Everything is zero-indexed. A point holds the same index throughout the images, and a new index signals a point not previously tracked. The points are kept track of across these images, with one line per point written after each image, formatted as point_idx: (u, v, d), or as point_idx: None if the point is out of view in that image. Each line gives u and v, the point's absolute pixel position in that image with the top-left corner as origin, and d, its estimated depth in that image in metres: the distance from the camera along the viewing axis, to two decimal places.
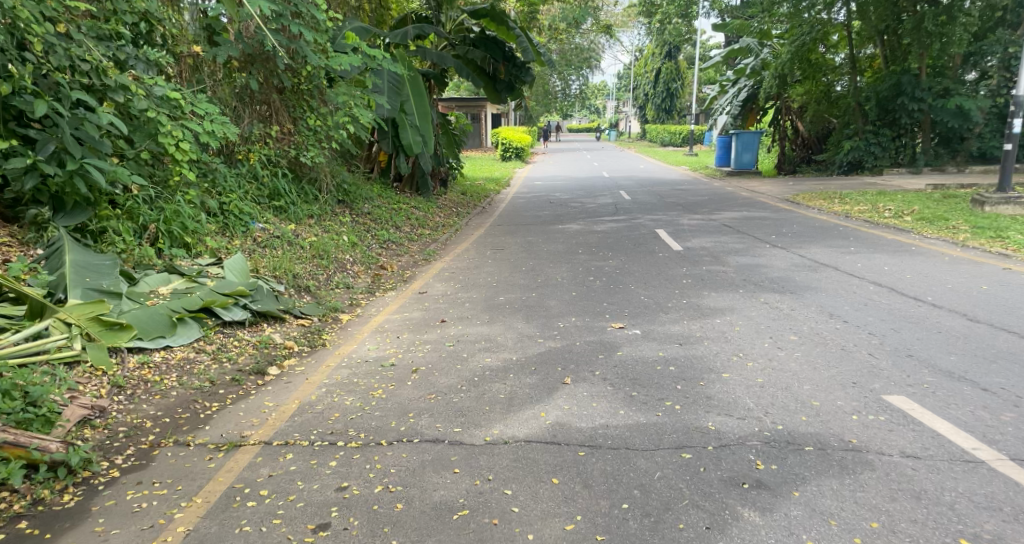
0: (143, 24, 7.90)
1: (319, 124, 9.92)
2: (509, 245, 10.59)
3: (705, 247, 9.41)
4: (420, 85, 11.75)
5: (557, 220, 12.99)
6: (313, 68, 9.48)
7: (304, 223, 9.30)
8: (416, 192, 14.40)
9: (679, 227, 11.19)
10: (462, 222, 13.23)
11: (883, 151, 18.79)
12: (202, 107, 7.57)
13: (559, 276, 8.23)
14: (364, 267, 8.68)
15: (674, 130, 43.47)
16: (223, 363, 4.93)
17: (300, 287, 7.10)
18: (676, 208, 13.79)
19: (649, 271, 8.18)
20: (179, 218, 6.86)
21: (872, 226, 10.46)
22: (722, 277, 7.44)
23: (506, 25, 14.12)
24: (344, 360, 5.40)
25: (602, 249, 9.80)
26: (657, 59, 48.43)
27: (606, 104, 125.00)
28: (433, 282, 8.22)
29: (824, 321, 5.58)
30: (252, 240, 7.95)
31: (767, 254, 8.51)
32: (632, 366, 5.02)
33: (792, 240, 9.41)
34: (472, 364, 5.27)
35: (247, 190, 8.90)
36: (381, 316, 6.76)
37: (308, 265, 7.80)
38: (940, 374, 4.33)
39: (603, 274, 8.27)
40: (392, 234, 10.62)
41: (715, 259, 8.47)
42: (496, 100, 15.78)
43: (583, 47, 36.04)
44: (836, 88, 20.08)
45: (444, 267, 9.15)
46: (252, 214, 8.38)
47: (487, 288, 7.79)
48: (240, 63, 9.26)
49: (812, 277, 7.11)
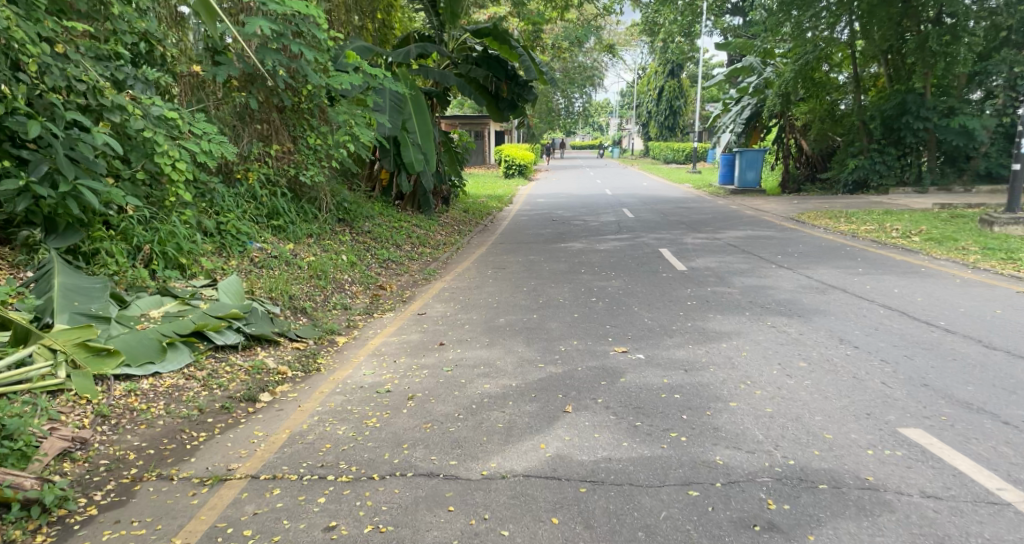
0: (142, 44, 7.96)
1: (319, 143, 9.84)
2: (511, 264, 10.46)
3: (710, 267, 9.27)
4: (422, 103, 11.72)
5: (560, 239, 12.87)
6: (313, 88, 9.41)
7: (303, 242, 9.18)
8: (418, 210, 14.30)
9: (683, 247, 11.05)
10: (463, 241, 13.12)
11: (888, 169, 18.61)
12: (201, 127, 7.44)
13: (561, 296, 8.08)
14: (363, 287, 8.55)
15: (677, 148, 43.47)
16: (214, 390, 4.78)
17: (297, 309, 6.97)
18: (680, 226, 13.67)
19: (652, 291, 8.03)
20: (174, 238, 6.73)
21: (879, 246, 10.31)
22: (727, 299, 7.28)
23: (508, 44, 14.08)
24: (338, 385, 5.25)
25: (605, 269, 9.66)
26: (660, 77, 48.59)
27: (609, 122, 125.44)
28: (433, 303, 8.08)
29: (833, 347, 5.42)
30: (249, 260, 7.84)
31: (773, 275, 8.36)
32: (635, 393, 4.85)
33: (798, 261, 9.27)
34: (470, 391, 5.11)
35: (246, 210, 8.79)
36: (379, 339, 6.61)
37: (305, 286, 7.67)
38: (957, 405, 4.16)
39: (605, 294, 8.12)
40: (392, 254, 10.50)
41: (719, 280, 8.32)
42: (499, 118, 15.72)
43: (587, 65, 36.20)
44: (841, 107, 20.04)
45: (445, 286, 9.02)
46: (250, 233, 8.27)
47: (488, 309, 7.65)
48: (240, 82, 9.18)
49: (820, 300, 6.95)
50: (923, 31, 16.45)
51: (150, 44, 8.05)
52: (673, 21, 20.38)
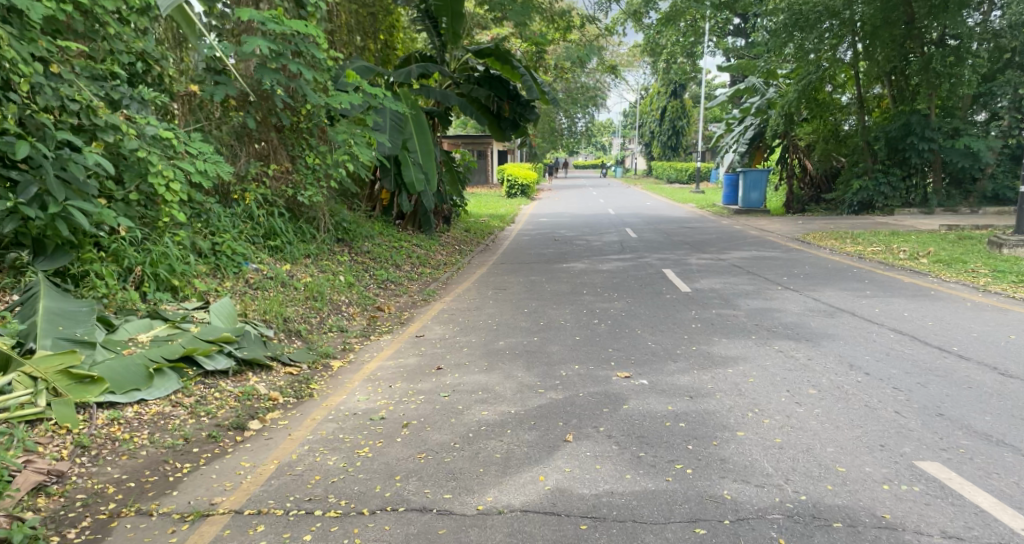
0: (139, 65, 7.89)
1: (318, 162, 9.74)
2: (512, 285, 10.31)
3: (714, 288, 9.10)
4: (423, 123, 11.66)
5: (562, 259, 12.73)
6: (313, 107, 9.32)
7: (300, 263, 9.05)
8: (418, 229, 14.19)
9: (687, 268, 10.90)
10: (464, 261, 12.97)
11: (893, 191, 18.53)
12: (196, 147, 7.35)
13: (562, 318, 7.92)
14: (360, 309, 8.40)
15: (680, 168, 43.45)
16: (200, 418, 4.62)
17: (292, 331, 6.83)
18: (683, 247, 13.53)
19: (655, 314, 7.86)
20: (166, 260, 6.61)
21: (887, 268, 10.14)
22: (732, 322, 7.11)
23: (511, 64, 14.05)
24: (331, 412, 5.08)
25: (608, 290, 9.50)
26: (663, 98, 48.74)
27: (612, 142, 125.92)
28: (432, 325, 7.92)
29: (843, 374, 5.25)
30: (244, 281, 7.70)
31: (778, 297, 8.19)
32: (638, 421, 4.67)
33: (804, 283, 9.11)
34: (467, 418, 4.93)
35: (242, 230, 8.68)
36: (375, 362, 6.46)
37: (300, 308, 7.53)
38: (976, 437, 3.98)
39: (608, 316, 7.95)
40: (392, 274, 10.37)
41: (724, 302, 8.16)
42: (501, 138, 15.66)
43: (589, 86, 36.32)
44: (844, 127, 20.00)
45: (444, 308, 8.87)
46: (246, 254, 8.14)
47: (488, 332, 7.48)
48: (238, 102, 9.09)
49: (828, 324, 6.78)
50: (926, 53, 16.46)
51: (146, 64, 8.01)
52: (675, 41, 20.37)
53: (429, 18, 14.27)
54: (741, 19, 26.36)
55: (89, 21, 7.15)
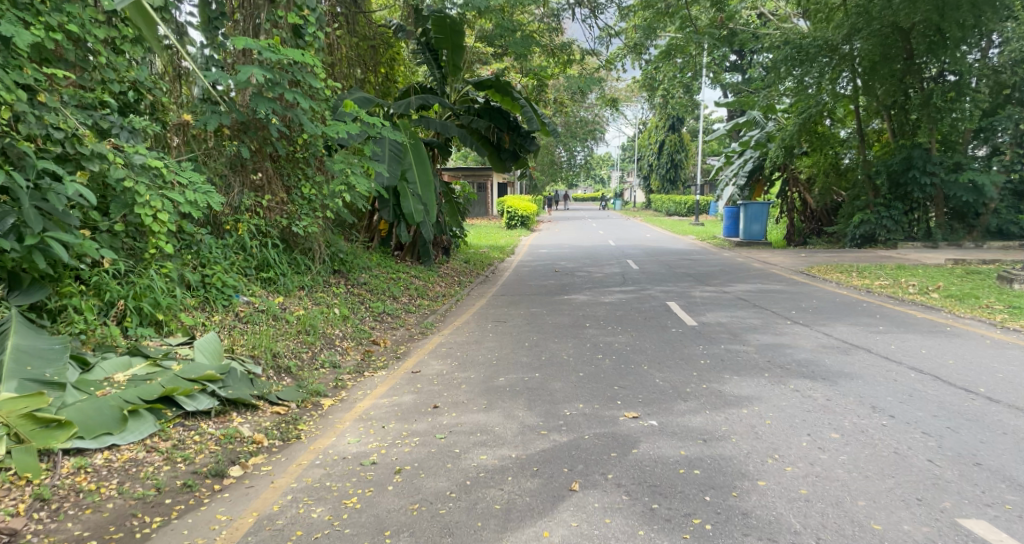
0: (131, 93, 7.69)
1: (314, 193, 9.43)
2: (512, 317, 10.00)
3: (721, 322, 8.81)
4: (422, 153, 11.49)
5: (563, 291, 12.45)
6: (309, 137, 9.11)
7: (294, 296, 8.75)
8: (417, 260, 13.91)
9: (691, 301, 10.61)
10: (463, 292, 12.68)
11: (895, 225, 18.10)
12: (187, 176, 7.06)
13: (565, 353, 7.60)
14: (355, 343, 8.07)
15: (679, 200, 43.36)
16: (176, 464, 4.32)
17: (280, 366, 6.49)
18: (687, 279, 13.27)
19: (662, 349, 7.55)
20: (151, 292, 6.29)
21: (897, 303, 9.85)
22: (742, 359, 6.79)
23: (511, 95, 13.92)
24: (319, 456, 4.74)
25: (610, 323, 9.20)
26: (660, 132, 48.98)
27: (610, 175, 126.57)
28: (429, 360, 7.59)
29: (865, 416, 4.93)
30: (234, 315, 7.39)
31: (789, 332, 7.89)
32: (649, 468, 4.34)
33: (813, 317, 8.82)
34: (464, 463, 4.58)
35: (235, 261, 8.36)
36: (367, 400, 6.11)
37: (290, 342, 7.20)
38: (1021, 491, 3.69)
39: (612, 351, 7.62)
40: (389, 306, 10.05)
41: (732, 337, 7.85)
42: (501, 169, 15.49)
43: (588, 120, 36.47)
44: (844, 161, 19.88)
45: (442, 341, 8.55)
46: (237, 286, 7.83)
47: (486, 368, 7.15)
48: (232, 131, 8.83)
49: (844, 361, 6.47)
50: (925, 89, 16.48)
51: (138, 93, 7.80)
52: (674, 76, 20.35)
53: (429, 50, 14.28)
54: (739, 55, 26.48)
55: (78, 50, 7.01)
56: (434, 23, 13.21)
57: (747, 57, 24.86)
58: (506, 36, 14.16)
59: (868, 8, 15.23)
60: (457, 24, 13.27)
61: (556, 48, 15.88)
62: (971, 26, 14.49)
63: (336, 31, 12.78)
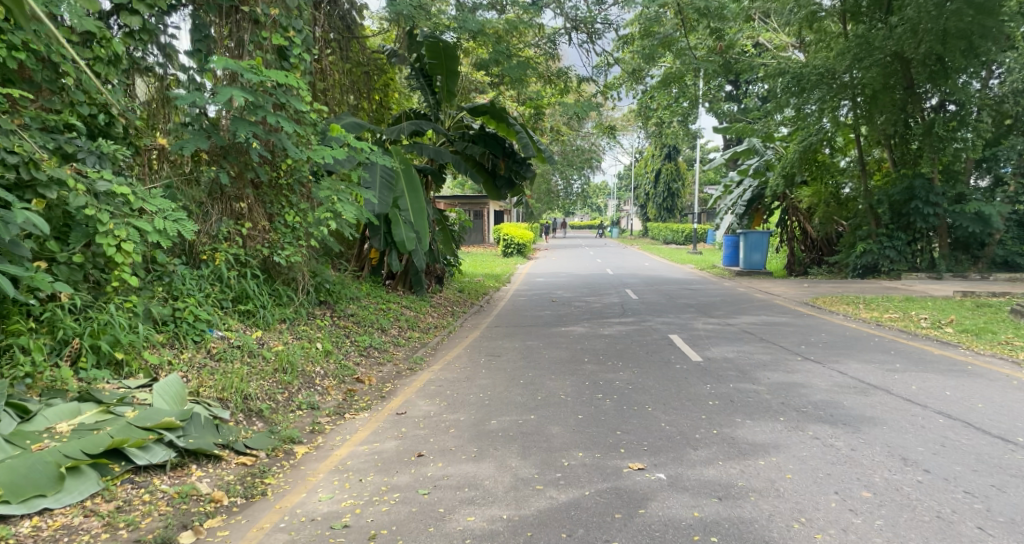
0: (102, 116, 7.22)
1: (298, 221, 8.98)
2: (507, 351, 9.47)
3: (728, 358, 8.29)
4: (415, 180, 11.13)
5: (560, 322, 11.95)
6: (294, 163, 8.69)
7: (274, 330, 8.24)
8: (409, 289, 13.42)
9: (694, 334, 10.10)
10: (456, 323, 12.17)
11: (899, 255, 17.55)
12: (156, 203, 6.56)
13: (562, 392, 7.07)
14: (337, 381, 7.53)
15: (676, 229, 42.98)
16: (117, 532, 3.94)
17: (249, 410, 5.97)
18: (688, 310, 12.79)
19: (667, 387, 7.04)
20: (111, 329, 5.83)
21: (910, 337, 9.36)
22: (753, 400, 6.28)
23: (506, 121, 13.50)
24: (284, 517, 4.26)
25: (610, 358, 8.69)
26: (657, 160, 48.85)
27: (607, 203, 126.77)
28: (416, 400, 7.05)
29: (897, 471, 4.42)
30: (205, 352, 6.91)
31: (801, 370, 7.38)
32: (660, 534, 3.87)
33: (824, 352, 8.31)
34: (449, 528, 4.09)
35: (210, 292, 7.86)
36: (344, 448, 5.57)
37: (262, 382, 6.66)
38: None
39: (612, 390, 7.08)
40: (376, 340, 9.53)
41: (741, 375, 7.34)
42: (496, 197, 15.07)
43: (583, 148, 36.26)
44: (843, 191, 19.43)
45: (431, 378, 8.03)
46: (211, 320, 7.34)
47: (477, 409, 6.61)
48: (210, 156, 8.36)
49: (864, 403, 5.96)
50: (928, 118, 16.20)
51: (111, 117, 7.32)
52: (671, 104, 20.07)
53: (423, 76, 13.91)
54: (735, 84, 26.29)
55: (45, 71, 6.67)
56: (429, 48, 12.97)
57: (744, 85, 24.61)
58: (504, 61, 13.73)
59: (868, 38, 14.93)
60: (452, 49, 12.99)
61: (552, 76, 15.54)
62: (976, 55, 14.11)
63: (327, 56, 12.41)
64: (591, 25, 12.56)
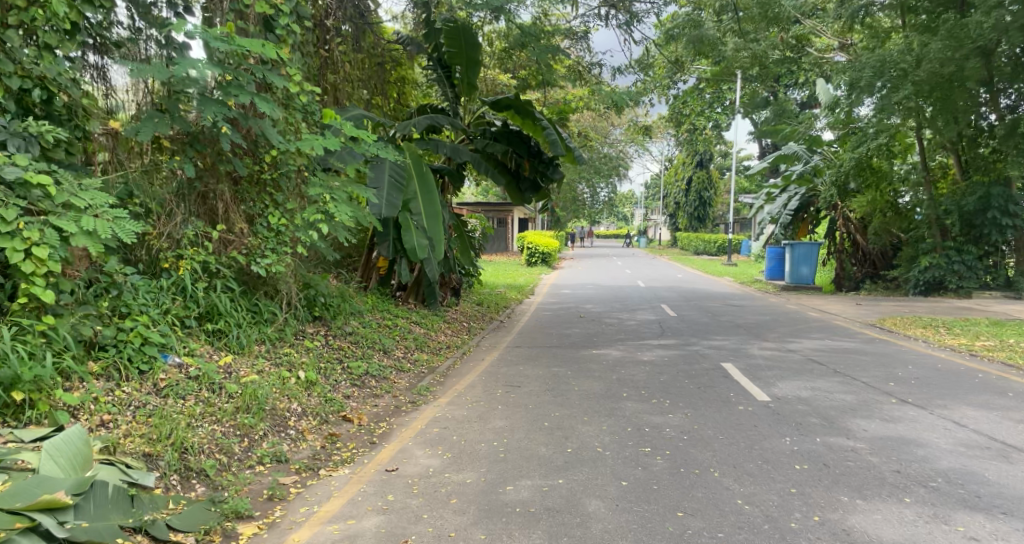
0: (39, 92, 5.73)
1: (284, 224, 7.46)
2: (528, 380, 7.96)
3: (801, 398, 6.74)
4: (429, 179, 9.74)
5: (591, 342, 10.45)
6: (280, 155, 7.27)
7: (249, 355, 6.80)
8: (422, 302, 12.00)
9: (753, 362, 8.52)
10: (472, 342, 10.67)
11: (969, 271, 15.80)
12: (87, 196, 5.18)
13: (599, 444, 5.54)
14: (319, 421, 6.08)
15: (708, 239, 41.06)
16: None
17: (186, 471, 4.53)
18: (738, 331, 11.18)
19: (736, 440, 5.52)
20: (8, 363, 4.53)
21: (1022, 372, 7.81)
22: (860, 471, 4.72)
23: (532, 116, 11.95)
24: None
25: (655, 393, 7.15)
26: (688, 169, 46.96)
27: (633, 213, 124.73)
28: (413, 450, 5.57)
29: None
30: (152, 385, 5.55)
31: (904, 419, 5.88)
32: None
33: (924, 395, 6.81)
34: None
35: (169, 308, 6.43)
36: (307, 529, 4.13)
37: (213, 428, 5.20)
38: None
39: (664, 441, 5.59)
40: (375, 365, 8.05)
41: (827, 424, 5.81)
42: (520, 201, 13.54)
43: (611, 155, 34.66)
44: (904, 200, 17.67)
45: (437, 416, 6.58)
46: (166, 343, 6.01)
47: (491, 466, 5.13)
48: (173, 142, 6.82)
49: (1015, 477, 4.51)
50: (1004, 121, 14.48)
51: (49, 91, 5.81)
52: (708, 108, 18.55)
53: (442, 67, 12.37)
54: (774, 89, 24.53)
55: None
56: (448, 35, 11.43)
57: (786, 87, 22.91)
58: (533, 42, 11.98)
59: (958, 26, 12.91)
60: (472, 34, 11.44)
61: (581, 72, 13.90)
62: None
63: (338, 45, 11.11)
64: (630, 4, 11.05)
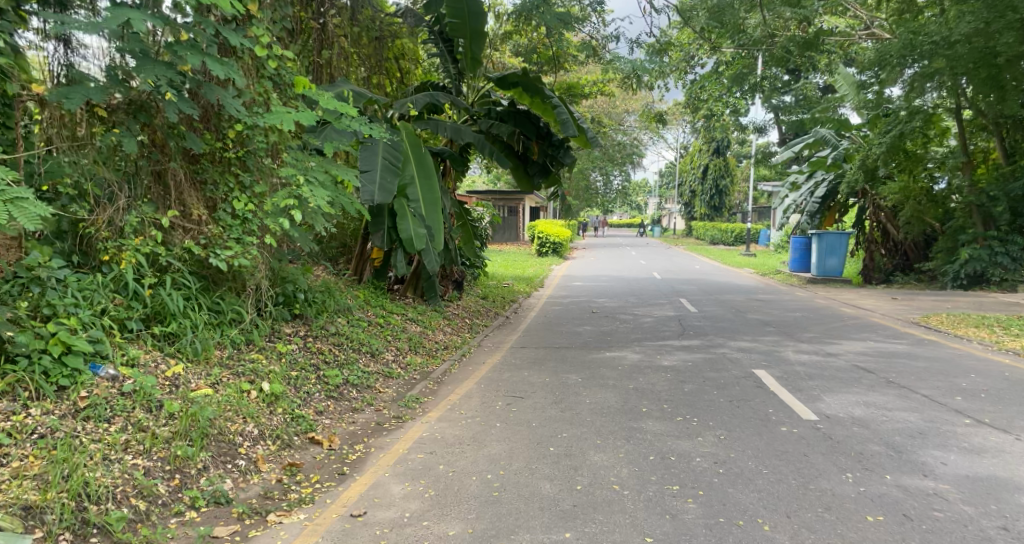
0: None
1: (251, 209, 6.43)
2: (534, 390, 6.92)
3: (857, 416, 5.69)
4: (428, 162, 8.60)
5: (605, 343, 9.38)
6: (244, 127, 6.21)
7: (205, 363, 5.80)
8: (421, 297, 10.97)
9: (790, 369, 7.43)
10: (474, 342, 9.62)
11: (1013, 263, 14.47)
12: None
13: (615, 479, 4.52)
14: (280, 447, 5.10)
15: (726, 228, 39.70)
16: None
17: (83, 527, 3.78)
18: (767, 330, 10.07)
19: (784, 476, 4.48)
20: None
21: None
22: (953, 528, 3.78)
23: (543, 94, 10.77)
24: None
25: (680, 408, 6.11)
26: (704, 156, 45.54)
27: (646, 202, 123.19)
28: (389, 484, 4.57)
29: None
30: (70, 405, 4.54)
31: (992, 450, 4.84)
32: None
33: (1004, 413, 5.75)
34: None
35: (106, 308, 5.41)
36: None
37: (133, 464, 4.23)
38: None
39: (695, 475, 4.55)
40: (358, 372, 7.03)
41: (896, 454, 4.78)
42: (529, 187, 12.41)
43: (624, 143, 33.40)
44: (939, 186, 16.15)
45: (423, 436, 5.55)
46: (99, 351, 4.95)
47: (481, 512, 4.13)
48: (113, 111, 5.71)
49: None
50: None
51: None
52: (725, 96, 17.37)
53: (444, 41, 11.32)
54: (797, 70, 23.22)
55: None
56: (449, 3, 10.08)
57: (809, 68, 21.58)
58: (540, 9, 10.75)
59: None
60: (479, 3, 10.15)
61: (596, 48, 12.50)
62: None
63: (333, 19, 10.04)
64: None
